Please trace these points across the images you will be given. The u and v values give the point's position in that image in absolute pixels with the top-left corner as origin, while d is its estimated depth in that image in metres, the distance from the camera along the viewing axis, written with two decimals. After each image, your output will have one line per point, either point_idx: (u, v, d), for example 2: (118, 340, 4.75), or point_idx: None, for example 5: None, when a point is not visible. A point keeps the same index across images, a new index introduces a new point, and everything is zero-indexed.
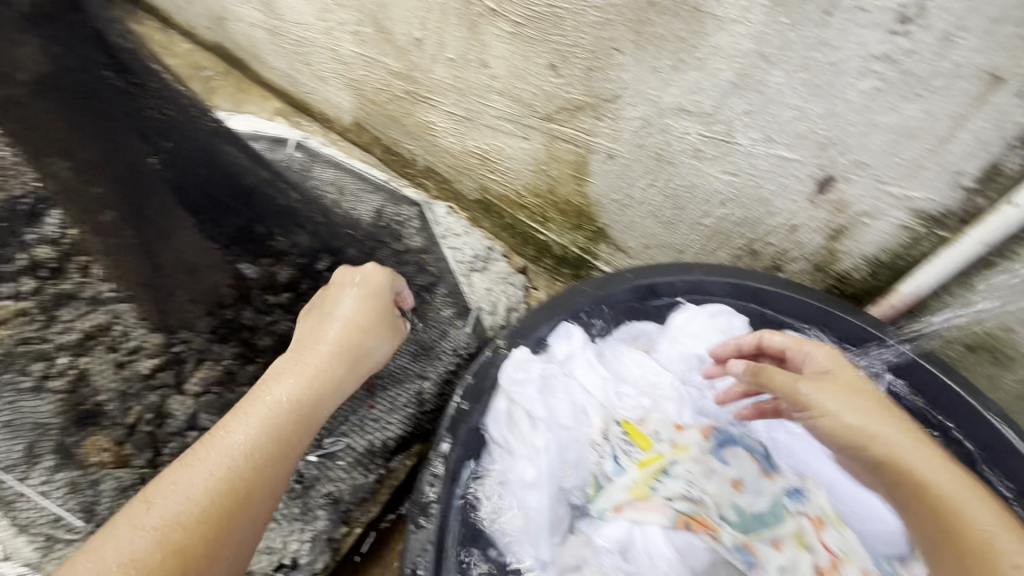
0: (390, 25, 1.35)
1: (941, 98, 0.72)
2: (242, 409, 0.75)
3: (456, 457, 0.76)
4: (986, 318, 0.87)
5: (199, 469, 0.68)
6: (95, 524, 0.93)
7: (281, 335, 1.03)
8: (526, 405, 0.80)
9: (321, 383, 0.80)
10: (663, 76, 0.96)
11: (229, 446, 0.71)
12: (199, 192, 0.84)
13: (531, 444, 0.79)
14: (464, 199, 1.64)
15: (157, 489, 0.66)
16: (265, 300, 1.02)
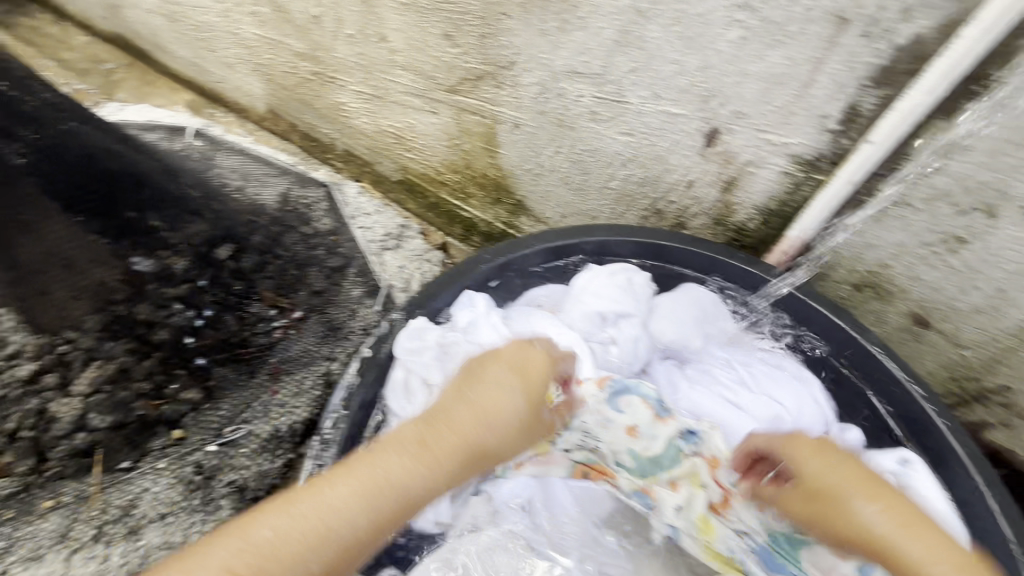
0: (286, 2, 1.30)
1: (799, 43, 0.75)
2: (388, 444, 0.64)
3: (346, 435, 0.77)
4: (867, 255, 0.92)
5: (322, 503, 0.58)
6: None
7: (178, 326, 0.95)
8: (421, 371, 0.82)
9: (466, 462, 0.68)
10: (551, 38, 0.96)
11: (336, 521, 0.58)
12: (64, 180, 0.91)
13: (427, 410, 0.81)
14: (386, 182, 1.60)
15: (267, 510, 0.57)
16: (162, 293, 0.97)
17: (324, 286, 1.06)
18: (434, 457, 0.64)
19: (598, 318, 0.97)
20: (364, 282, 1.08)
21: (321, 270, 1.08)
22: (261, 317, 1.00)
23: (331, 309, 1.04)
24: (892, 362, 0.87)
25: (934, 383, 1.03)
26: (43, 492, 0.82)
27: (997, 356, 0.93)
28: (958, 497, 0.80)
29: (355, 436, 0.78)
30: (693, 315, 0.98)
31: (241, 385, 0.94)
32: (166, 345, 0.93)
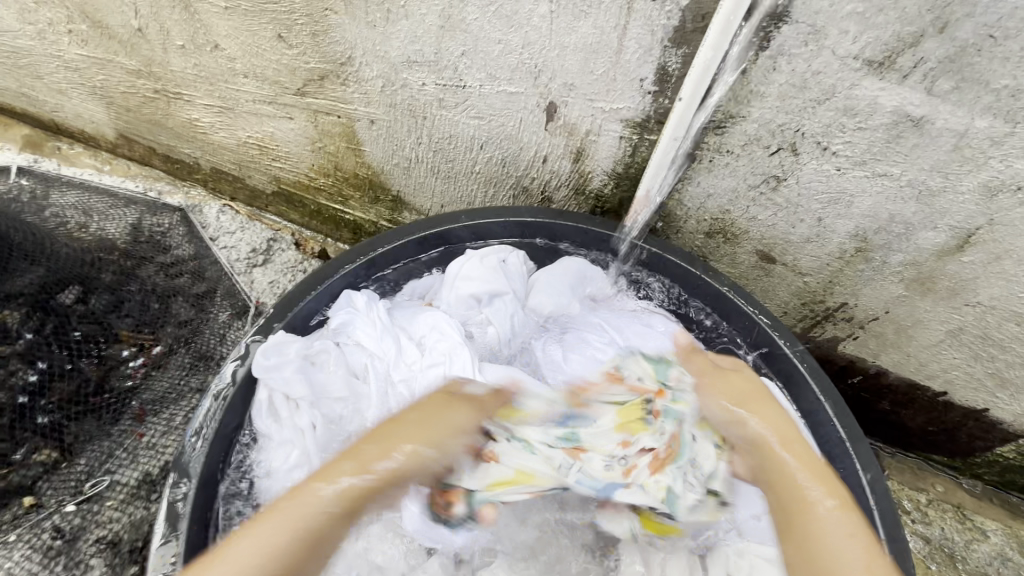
0: (102, 17, 1.20)
1: (601, 12, 0.78)
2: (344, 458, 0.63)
3: (208, 461, 0.74)
4: (709, 205, 0.99)
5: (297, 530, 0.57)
6: None
7: (26, 389, 0.81)
8: (282, 388, 0.79)
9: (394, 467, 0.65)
10: (381, 30, 0.94)
11: (327, 506, 0.59)
12: None
13: (292, 425, 0.79)
14: (261, 195, 1.53)
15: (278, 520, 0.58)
16: None
17: (191, 314, 1.05)
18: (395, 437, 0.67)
19: (473, 300, 0.94)
20: (233, 303, 1.12)
21: (185, 299, 1.06)
22: (118, 360, 0.93)
23: (195, 338, 1.04)
24: (740, 301, 0.93)
25: (792, 311, 1.13)
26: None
27: (832, 278, 1.03)
28: (804, 409, 0.87)
29: (219, 465, 0.76)
30: (569, 285, 0.98)
31: (105, 433, 0.88)
32: (4, 412, 0.79)
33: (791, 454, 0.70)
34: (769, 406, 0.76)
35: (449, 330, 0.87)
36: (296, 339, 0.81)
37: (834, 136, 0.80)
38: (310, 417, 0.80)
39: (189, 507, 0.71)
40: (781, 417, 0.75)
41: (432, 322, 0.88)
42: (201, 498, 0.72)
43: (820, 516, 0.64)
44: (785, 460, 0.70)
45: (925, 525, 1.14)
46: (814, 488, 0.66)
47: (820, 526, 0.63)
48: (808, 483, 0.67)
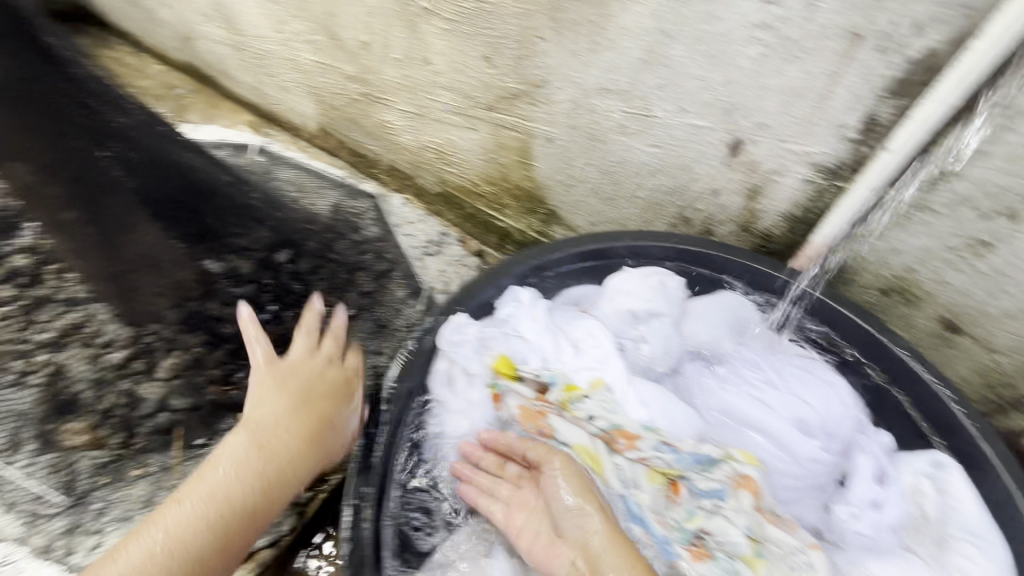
0: (339, 31, 1.43)
1: (816, 58, 0.79)
2: (260, 446, 0.79)
3: (396, 413, 0.82)
4: (893, 262, 0.94)
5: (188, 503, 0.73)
6: (75, 499, 0.93)
7: (246, 321, 1.03)
8: (462, 363, 0.88)
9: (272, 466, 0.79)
10: (582, 58, 1.03)
11: (208, 484, 0.74)
12: (164, 201, 0.88)
13: (466, 398, 0.87)
14: (426, 194, 1.70)
15: (222, 458, 0.77)
16: (229, 292, 1.02)
17: (373, 288, 1.21)
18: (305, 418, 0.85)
19: (629, 315, 0.97)
20: (409, 285, 1.26)
21: (368, 274, 1.21)
22: None
23: (379, 309, 1.20)
24: (920, 368, 0.86)
25: (970, 390, 1.03)
26: (134, 461, 0.96)
27: None
28: (990, 498, 0.78)
29: (404, 419, 0.84)
30: (727, 319, 0.98)
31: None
32: (234, 339, 1.03)
33: (596, 512, 0.68)
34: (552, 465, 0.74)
35: (603, 338, 0.93)
36: (475, 323, 0.90)
37: None
38: (482, 393, 0.88)
39: (379, 454, 0.79)
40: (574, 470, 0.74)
41: (588, 329, 0.94)
42: (390, 445, 0.80)
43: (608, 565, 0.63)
44: (593, 506, 0.69)
45: None
46: (613, 555, 0.64)
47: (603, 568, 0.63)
48: (607, 537, 0.66)
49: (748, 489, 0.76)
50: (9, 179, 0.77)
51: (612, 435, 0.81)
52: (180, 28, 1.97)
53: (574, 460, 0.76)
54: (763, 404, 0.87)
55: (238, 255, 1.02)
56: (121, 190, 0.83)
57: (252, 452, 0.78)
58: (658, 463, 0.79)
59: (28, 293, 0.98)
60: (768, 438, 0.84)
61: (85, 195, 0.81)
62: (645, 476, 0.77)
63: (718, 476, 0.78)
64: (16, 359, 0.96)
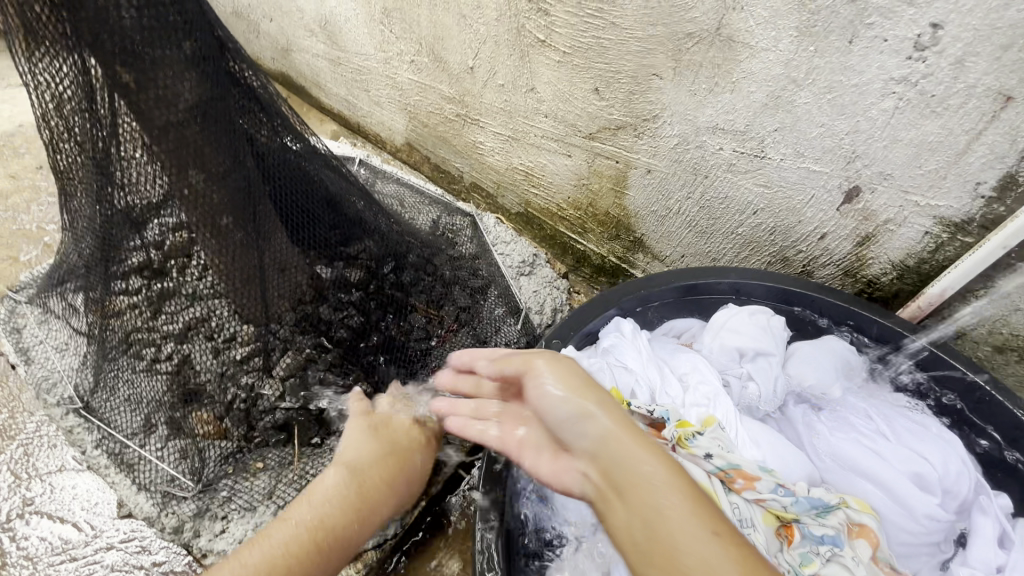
0: (445, 55, 1.50)
1: (957, 115, 0.80)
2: (358, 476, 0.81)
3: None
4: (1013, 321, 0.93)
5: (294, 520, 0.76)
6: (203, 485, 0.99)
7: (354, 328, 1.05)
8: None
9: (367, 495, 0.80)
10: (699, 97, 1.06)
11: (311, 507, 0.77)
12: (295, 206, 0.95)
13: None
14: (507, 213, 1.75)
15: (317, 486, 0.80)
16: (338, 297, 1.04)
17: (472, 301, 1.23)
18: (397, 457, 0.86)
19: (736, 353, 0.97)
20: (506, 302, 1.29)
21: (463, 289, 1.23)
22: (416, 326, 1.15)
23: (478, 325, 1.23)
24: None
25: None
26: (254, 453, 1.03)
27: None
28: None
29: None
30: (833, 365, 0.97)
31: (402, 379, 1.09)
32: (344, 343, 1.04)
33: (603, 411, 0.63)
34: (533, 371, 0.71)
35: (711, 376, 0.93)
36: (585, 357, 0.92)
37: None
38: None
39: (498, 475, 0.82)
40: (552, 371, 0.69)
41: (693, 363, 0.96)
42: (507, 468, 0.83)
43: (638, 470, 0.58)
44: (594, 405, 0.64)
45: None
46: (630, 455, 0.59)
47: (627, 469, 0.58)
48: (624, 439, 0.60)
49: (864, 538, 0.77)
50: (181, 186, 0.80)
51: (729, 475, 0.78)
52: (281, 40, 2.09)
53: (556, 359, 0.72)
54: (874, 453, 0.86)
55: (347, 263, 1.05)
56: (266, 199, 0.89)
57: (344, 485, 0.79)
58: (774, 506, 0.78)
59: (155, 284, 1.00)
60: (882, 491, 0.83)
61: (241, 199, 0.85)
62: (761, 517, 0.76)
63: (832, 523, 0.77)
64: (149, 347, 1.02)
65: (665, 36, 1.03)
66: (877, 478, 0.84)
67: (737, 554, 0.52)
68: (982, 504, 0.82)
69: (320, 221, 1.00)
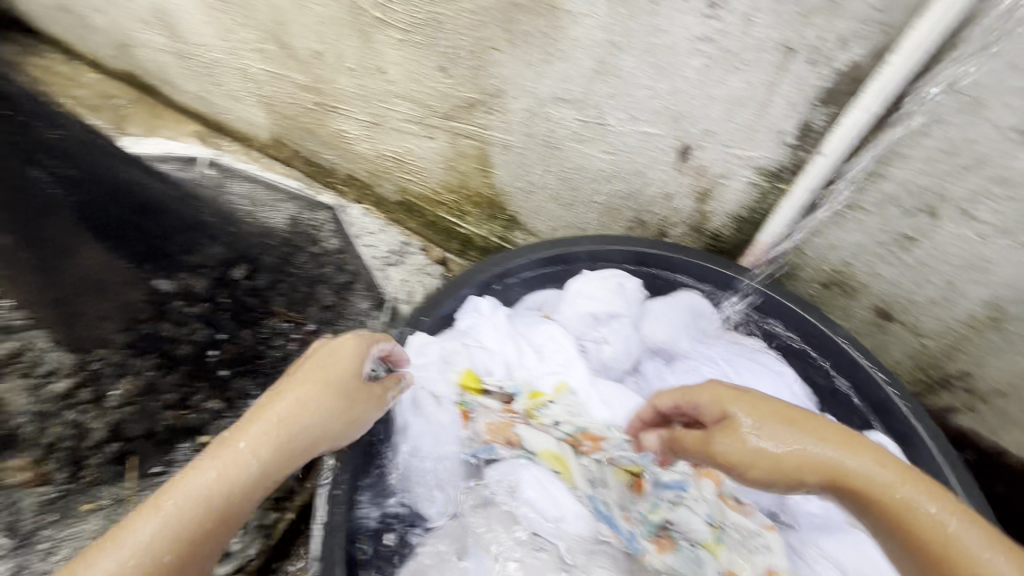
0: (290, 40, 1.40)
1: (754, 69, 0.84)
2: (267, 430, 0.65)
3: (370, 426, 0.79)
4: (831, 258, 1.01)
5: (181, 495, 0.59)
6: (19, 541, 0.89)
7: (201, 342, 1.05)
8: (426, 386, 0.86)
9: (280, 454, 0.65)
10: (536, 68, 1.06)
11: (209, 476, 0.61)
12: (105, 208, 0.87)
13: (435, 420, 0.85)
14: (386, 203, 1.69)
15: (220, 448, 0.63)
16: (183, 311, 1.04)
17: (333, 299, 1.19)
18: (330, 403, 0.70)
19: (591, 319, 1.00)
20: (371, 295, 1.21)
21: (329, 287, 1.21)
22: (274, 332, 1.13)
23: (341, 322, 1.18)
24: (859, 355, 0.92)
25: (904, 373, 1.11)
26: (83, 495, 0.93)
27: (955, 344, 1.01)
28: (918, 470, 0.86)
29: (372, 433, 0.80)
30: (682, 318, 1.02)
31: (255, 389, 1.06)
32: (189, 360, 1.04)
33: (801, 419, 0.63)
34: (731, 416, 0.65)
35: (565, 343, 0.95)
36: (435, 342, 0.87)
37: (980, 203, 0.81)
38: (451, 414, 0.86)
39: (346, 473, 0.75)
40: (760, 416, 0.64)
41: (550, 334, 0.96)
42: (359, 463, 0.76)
43: (803, 460, 0.61)
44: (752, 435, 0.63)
45: None
46: (868, 469, 0.59)
47: (864, 477, 0.59)
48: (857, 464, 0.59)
49: (710, 477, 0.78)
50: None
51: (577, 438, 0.83)
52: (116, 35, 1.88)
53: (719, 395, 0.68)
54: None
55: (190, 273, 1.05)
56: (60, 211, 0.82)
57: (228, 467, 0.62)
58: (625, 462, 0.81)
59: None
60: None
61: (16, 212, 0.78)
62: (612, 474, 0.81)
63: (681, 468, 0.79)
64: None
65: (493, 7, 1.01)
66: None
67: (921, 488, 0.58)
68: None
69: (139, 227, 0.94)
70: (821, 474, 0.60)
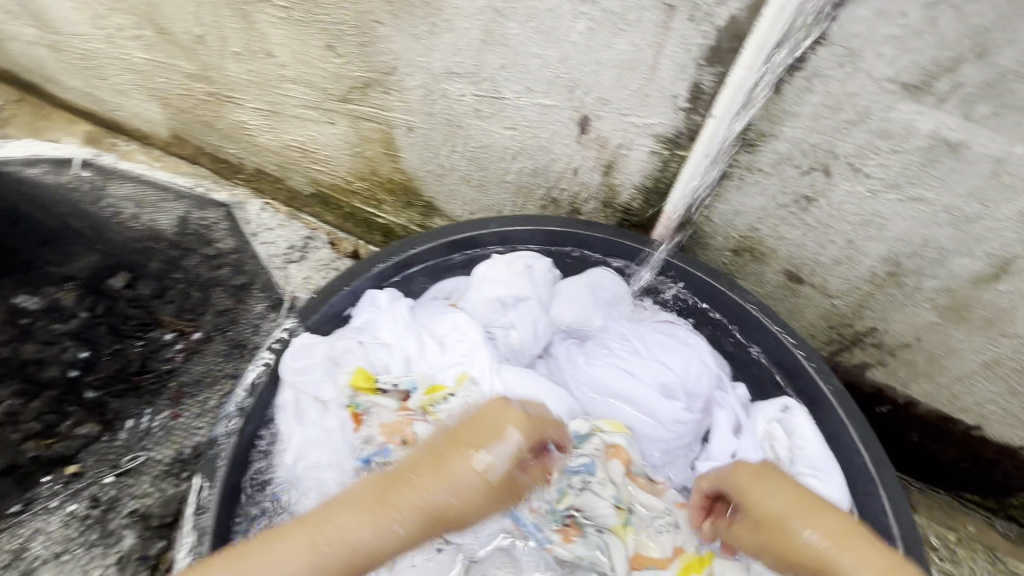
0: (167, 24, 1.28)
1: (638, 30, 0.80)
2: (411, 486, 0.57)
3: (241, 440, 0.78)
4: (737, 225, 0.99)
5: (299, 547, 0.52)
6: None
7: (72, 363, 1.04)
8: (312, 391, 0.82)
9: (422, 523, 0.56)
10: (424, 42, 0.99)
11: (347, 534, 0.53)
12: None
13: (320, 426, 0.81)
14: (300, 196, 1.59)
15: (349, 508, 0.55)
16: (54, 331, 1.05)
17: (226, 304, 1.11)
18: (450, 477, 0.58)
19: (498, 304, 0.95)
20: (268, 297, 1.12)
21: (224, 290, 1.12)
22: (158, 344, 1.08)
23: (233, 328, 1.10)
24: (768, 322, 0.90)
25: (819, 334, 1.12)
26: None
27: (861, 302, 1.02)
28: (831, 432, 0.85)
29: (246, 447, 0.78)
30: (593, 294, 0.98)
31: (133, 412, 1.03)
32: (57, 385, 1.03)
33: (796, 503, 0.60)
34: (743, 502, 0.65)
35: (470, 331, 0.89)
36: (321, 342, 0.83)
37: (868, 158, 0.80)
38: (339, 418, 0.82)
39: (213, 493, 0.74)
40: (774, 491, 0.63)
41: (454, 322, 0.90)
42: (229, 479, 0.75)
43: (794, 553, 0.58)
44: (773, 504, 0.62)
45: (951, 565, 1.12)
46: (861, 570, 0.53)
47: None
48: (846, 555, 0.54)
49: (617, 458, 0.80)
50: None
51: None
52: None
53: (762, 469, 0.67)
54: (626, 373, 0.90)
55: (63, 288, 1.08)
56: None
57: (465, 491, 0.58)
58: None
59: None
60: (630, 406, 0.88)
61: None
62: None
63: (589, 452, 0.80)
64: None
65: None
66: (627, 396, 0.88)
67: None
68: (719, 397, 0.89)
69: None
70: (802, 554, 0.57)
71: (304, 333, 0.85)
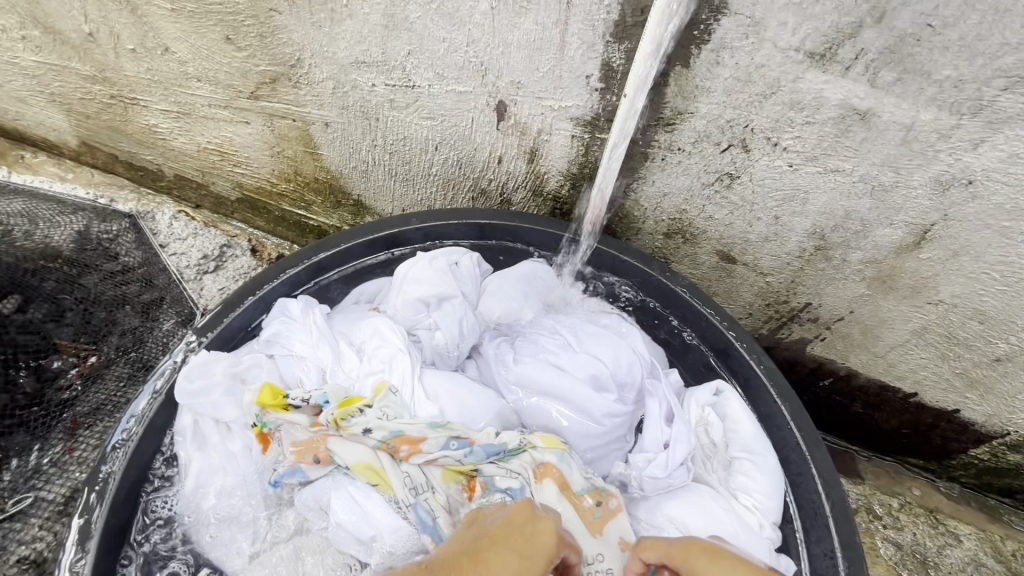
0: (53, 22, 1.17)
1: (541, 7, 0.76)
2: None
3: (132, 470, 0.75)
4: (666, 207, 0.97)
5: None
6: None
7: None
8: (212, 413, 0.78)
9: None
10: (326, 30, 0.93)
11: None
12: None
13: (223, 450, 0.77)
14: (226, 202, 1.50)
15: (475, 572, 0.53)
16: None
17: (136, 321, 1.08)
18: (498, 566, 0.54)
19: (421, 305, 0.90)
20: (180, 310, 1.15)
21: (132, 308, 1.09)
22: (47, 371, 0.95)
23: (141, 347, 1.08)
24: (697, 302, 0.89)
25: (757, 312, 1.11)
26: None
27: (794, 278, 1.01)
28: (763, 411, 0.84)
29: (139, 477, 0.75)
30: (523, 289, 0.95)
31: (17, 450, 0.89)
32: None
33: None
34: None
35: (391, 335, 0.84)
36: (222, 358, 0.79)
37: (783, 131, 0.78)
38: (244, 440, 0.78)
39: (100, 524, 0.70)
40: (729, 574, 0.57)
41: (373, 328, 0.85)
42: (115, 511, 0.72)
43: None
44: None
45: (897, 531, 1.13)
46: None
47: None
48: None
49: (549, 477, 0.76)
50: None
51: (391, 445, 0.75)
52: None
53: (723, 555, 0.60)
54: (558, 369, 0.86)
55: None
56: None
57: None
58: (450, 461, 0.76)
59: None
60: (562, 403, 0.84)
61: None
62: (438, 476, 0.76)
63: (517, 471, 0.77)
64: None
65: None
66: (559, 392, 0.85)
67: None
68: (654, 385, 0.87)
69: None
70: None
71: (209, 349, 0.82)
